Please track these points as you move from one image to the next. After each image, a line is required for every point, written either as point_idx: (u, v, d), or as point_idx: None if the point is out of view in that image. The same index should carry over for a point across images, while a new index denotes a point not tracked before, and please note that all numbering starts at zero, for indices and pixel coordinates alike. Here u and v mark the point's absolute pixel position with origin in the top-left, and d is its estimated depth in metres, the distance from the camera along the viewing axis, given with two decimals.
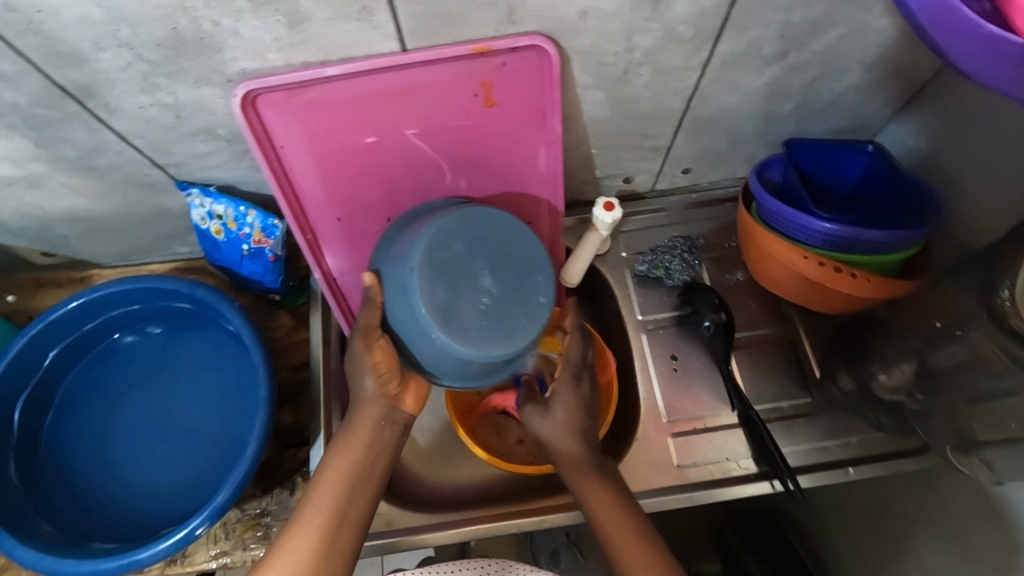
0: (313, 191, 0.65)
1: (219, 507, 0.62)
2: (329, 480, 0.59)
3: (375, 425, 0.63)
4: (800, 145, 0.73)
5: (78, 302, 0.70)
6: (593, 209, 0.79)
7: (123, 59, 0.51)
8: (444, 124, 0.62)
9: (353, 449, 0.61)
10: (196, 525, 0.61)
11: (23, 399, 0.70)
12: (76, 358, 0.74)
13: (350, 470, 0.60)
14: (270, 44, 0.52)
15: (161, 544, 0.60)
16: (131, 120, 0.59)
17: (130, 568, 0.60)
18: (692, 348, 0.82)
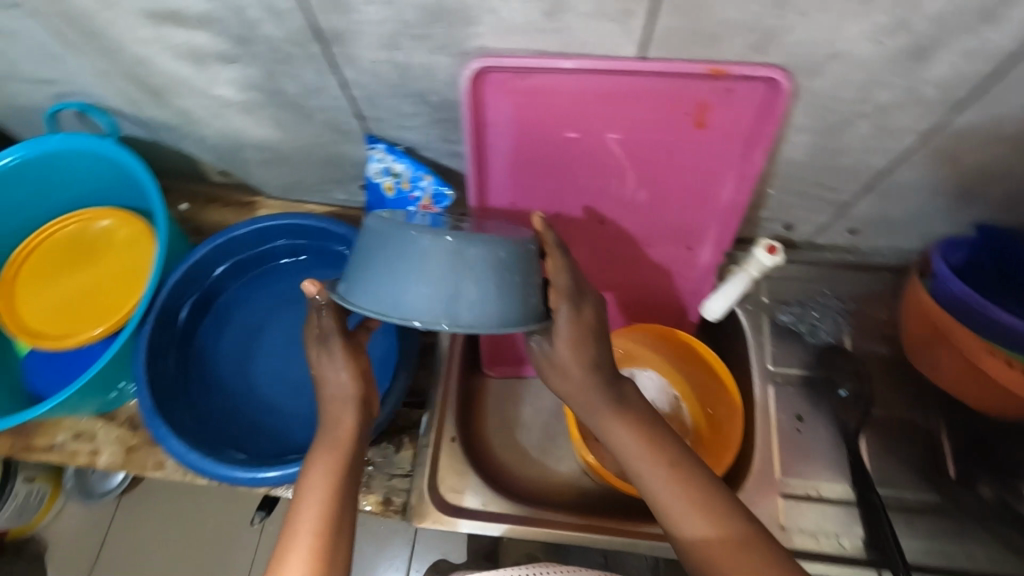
0: (499, 172, 0.67)
1: None
2: (314, 483, 0.53)
3: (353, 423, 0.57)
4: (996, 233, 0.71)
5: (256, 225, 0.75)
6: (753, 248, 0.75)
7: (382, 15, 0.54)
8: (647, 135, 0.62)
9: (334, 448, 0.55)
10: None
11: (190, 300, 0.76)
12: (238, 274, 0.80)
13: (338, 476, 0.53)
14: (521, 28, 0.53)
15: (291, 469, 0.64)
16: (361, 71, 0.62)
17: (261, 483, 0.64)
18: (820, 413, 0.79)
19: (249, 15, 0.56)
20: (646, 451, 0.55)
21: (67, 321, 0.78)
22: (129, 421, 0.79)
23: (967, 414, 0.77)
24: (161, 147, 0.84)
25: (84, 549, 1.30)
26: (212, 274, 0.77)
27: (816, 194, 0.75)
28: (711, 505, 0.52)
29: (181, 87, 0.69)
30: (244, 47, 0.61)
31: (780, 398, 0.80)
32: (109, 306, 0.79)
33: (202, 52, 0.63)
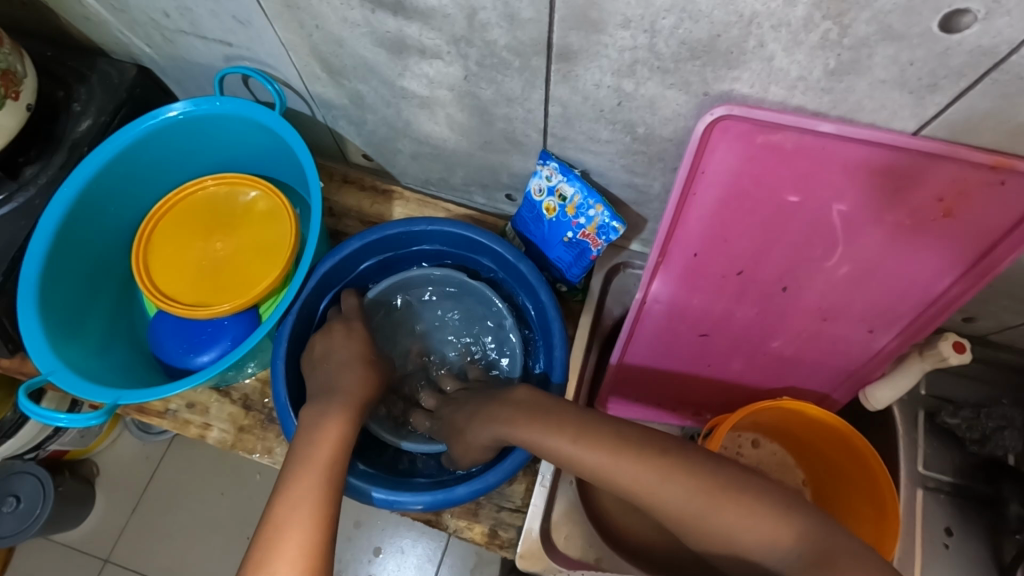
0: (694, 221, 0.61)
1: (488, 485, 0.64)
2: (304, 497, 0.53)
3: (336, 438, 0.59)
4: None
5: (410, 228, 0.74)
6: (939, 339, 0.63)
7: (632, 42, 0.48)
8: (880, 214, 0.56)
9: (319, 461, 0.56)
10: (463, 489, 0.63)
11: (335, 290, 0.77)
12: (383, 270, 0.80)
13: (319, 493, 0.54)
14: (791, 80, 0.47)
15: (422, 496, 0.63)
16: (574, 91, 0.56)
17: (395, 507, 0.63)
18: (970, 527, 0.71)
19: (481, 17, 0.51)
20: (644, 464, 0.51)
21: (200, 289, 0.76)
22: (242, 400, 0.77)
23: None
24: (313, 122, 0.80)
25: (133, 481, 1.30)
26: (358, 269, 0.77)
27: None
28: (735, 494, 0.49)
29: (364, 72, 0.65)
30: (455, 45, 0.56)
31: (928, 504, 0.71)
32: (242, 279, 0.76)
33: (405, 44, 0.58)
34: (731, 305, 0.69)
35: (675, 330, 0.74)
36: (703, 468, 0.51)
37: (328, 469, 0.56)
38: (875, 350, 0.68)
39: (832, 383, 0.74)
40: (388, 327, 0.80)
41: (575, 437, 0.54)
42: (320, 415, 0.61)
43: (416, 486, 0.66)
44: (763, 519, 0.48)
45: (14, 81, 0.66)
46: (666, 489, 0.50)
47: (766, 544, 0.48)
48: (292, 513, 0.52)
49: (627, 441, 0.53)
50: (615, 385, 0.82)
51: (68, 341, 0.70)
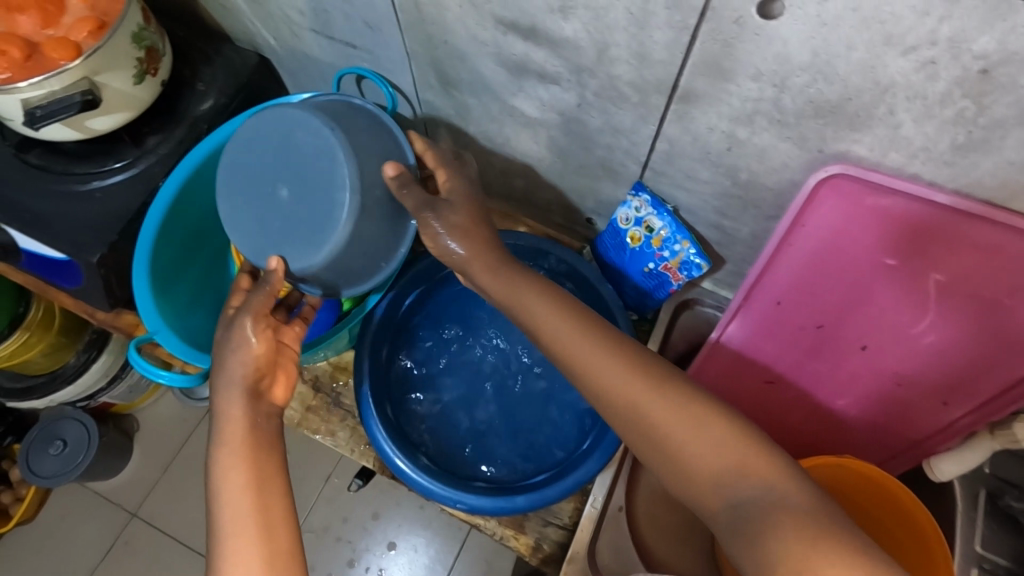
0: (783, 268, 0.63)
1: (548, 498, 0.66)
2: (232, 497, 0.50)
3: (248, 416, 0.54)
4: None
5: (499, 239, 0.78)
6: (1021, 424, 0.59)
7: (759, 94, 0.50)
8: (979, 292, 0.56)
9: (239, 445, 0.52)
10: (521, 498, 0.65)
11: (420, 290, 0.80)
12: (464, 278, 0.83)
13: (250, 468, 0.51)
14: (914, 149, 0.48)
15: (484, 498, 0.66)
16: (685, 131, 0.58)
17: (453, 501, 0.66)
18: None
19: (611, 52, 0.53)
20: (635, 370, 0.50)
21: None
22: (312, 380, 0.80)
23: None
24: (413, 127, 0.84)
25: (169, 442, 1.35)
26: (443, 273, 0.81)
27: None
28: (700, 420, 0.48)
29: (478, 87, 0.68)
30: (576, 75, 0.58)
31: None
32: None
33: (526, 68, 0.61)
34: (804, 356, 0.70)
35: (744, 375, 0.75)
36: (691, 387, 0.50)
37: (246, 440, 0.53)
38: (945, 424, 0.67)
39: (893, 452, 0.74)
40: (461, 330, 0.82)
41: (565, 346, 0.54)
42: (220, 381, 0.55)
43: (474, 485, 0.69)
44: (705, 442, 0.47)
45: (155, 58, 0.71)
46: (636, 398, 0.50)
47: (710, 462, 0.46)
48: (228, 520, 0.49)
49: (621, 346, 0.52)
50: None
51: (168, 299, 0.75)
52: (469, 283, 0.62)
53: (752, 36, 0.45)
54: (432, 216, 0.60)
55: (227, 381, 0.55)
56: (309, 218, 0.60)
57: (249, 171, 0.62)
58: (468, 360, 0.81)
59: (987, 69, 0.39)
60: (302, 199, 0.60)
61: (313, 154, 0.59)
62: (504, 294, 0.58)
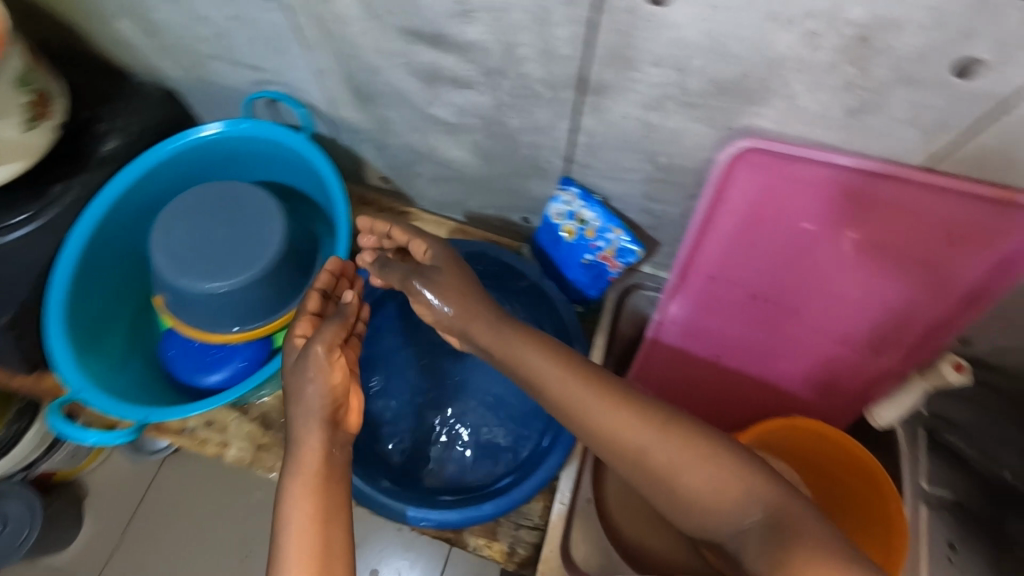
0: (712, 245, 0.64)
1: (516, 501, 0.67)
2: (296, 516, 0.48)
3: (324, 449, 0.52)
4: None
5: None
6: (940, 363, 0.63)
7: (664, 79, 0.51)
8: (891, 244, 0.59)
9: (310, 481, 0.50)
10: (489, 507, 0.65)
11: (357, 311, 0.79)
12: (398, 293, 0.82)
13: (315, 512, 0.49)
14: (812, 116, 0.50)
15: (450, 512, 0.65)
16: (601, 122, 0.59)
17: (418, 520, 0.64)
18: (976, 547, 0.72)
19: (518, 51, 0.54)
20: (605, 402, 0.50)
21: None
22: (260, 417, 0.77)
23: None
24: (336, 146, 0.82)
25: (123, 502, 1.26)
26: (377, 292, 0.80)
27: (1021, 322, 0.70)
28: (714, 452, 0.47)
29: (395, 99, 0.67)
30: (488, 77, 0.58)
31: (933, 521, 0.73)
32: None
33: (439, 75, 0.61)
34: (745, 327, 0.72)
35: (691, 351, 0.76)
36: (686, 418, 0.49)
37: (315, 486, 0.50)
38: (880, 372, 0.71)
39: (838, 406, 0.77)
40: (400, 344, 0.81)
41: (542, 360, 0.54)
42: (294, 397, 0.53)
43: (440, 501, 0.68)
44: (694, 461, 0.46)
45: (44, 101, 0.66)
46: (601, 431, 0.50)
47: (704, 485, 0.46)
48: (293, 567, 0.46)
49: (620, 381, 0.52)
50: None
51: (90, 353, 0.71)
52: (472, 347, 0.61)
53: (648, 23, 0.46)
54: (422, 284, 0.60)
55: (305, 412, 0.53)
56: (228, 263, 0.69)
57: (184, 225, 0.71)
58: (411, 375, 0.80)
59: (862, 36, 0.42)
60: (230, 246, 0.70)
61: (232, 205, 0.72)
62: (498, 350, 0.56)
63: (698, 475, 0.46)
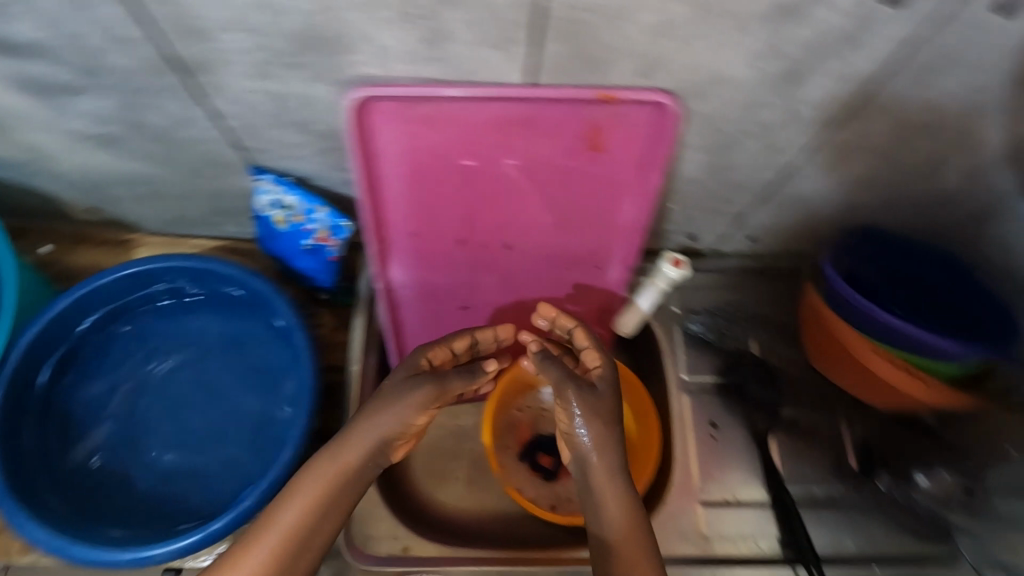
0: (395, 203, 0.63)
1: (248, 512, 0.60)
2: (287, 514, 0.56)
3: (359, 463, 0.58)
4: (871, 236, 0.75)
5: (127, 272, 0.67)
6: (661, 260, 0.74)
7: (248, 43, 0.49)
8: (548, 160, 0.61)
9: (325, 487, 0.57)
10: (218, 527, 0.59)
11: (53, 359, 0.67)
12: (111, 320, 0.71)
13: (314, 506, 0.56)
14: (403, 55, 0.50)
15: (178, 543, 0.58)
16: (232, 101, 0.57)
17: (143, 564, 0.58)
18: (732, 419, 0.81)
19: (93, 42, 0.50)
20: (390, 402, 0.60)
21: None
22: None
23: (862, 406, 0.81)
24: (11, 185, 0.74)
25: None
26: (77, 328, 0.68)
27: (715, 207, 0.76)
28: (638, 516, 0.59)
29: (25, 120, 0.61)
30: (90, 76, 0.54)
31: (692, 405, 0.81)
32: None
33: (43, 82, 0.55)
34: (471, 273, 0.72)
35: (433, 309, 0.76)
36: (611, 442, 0.61)
37: (332, 497, 0.57)
38: (606, 282, 0.76)
39: (590, 323, 0.81)
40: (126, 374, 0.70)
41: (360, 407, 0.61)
42: (367, 415, 0.60)
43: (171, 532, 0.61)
44: (629, 514, 0.59)
45: None
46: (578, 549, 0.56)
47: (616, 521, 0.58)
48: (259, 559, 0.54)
49: (420, 402, 0.60)
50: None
51: None
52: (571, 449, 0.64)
53: None
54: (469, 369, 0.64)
55: (363, 429, 0.59)
56: None
57: None
58: (141, 404, 0.69)
59: None
60: None
61: None
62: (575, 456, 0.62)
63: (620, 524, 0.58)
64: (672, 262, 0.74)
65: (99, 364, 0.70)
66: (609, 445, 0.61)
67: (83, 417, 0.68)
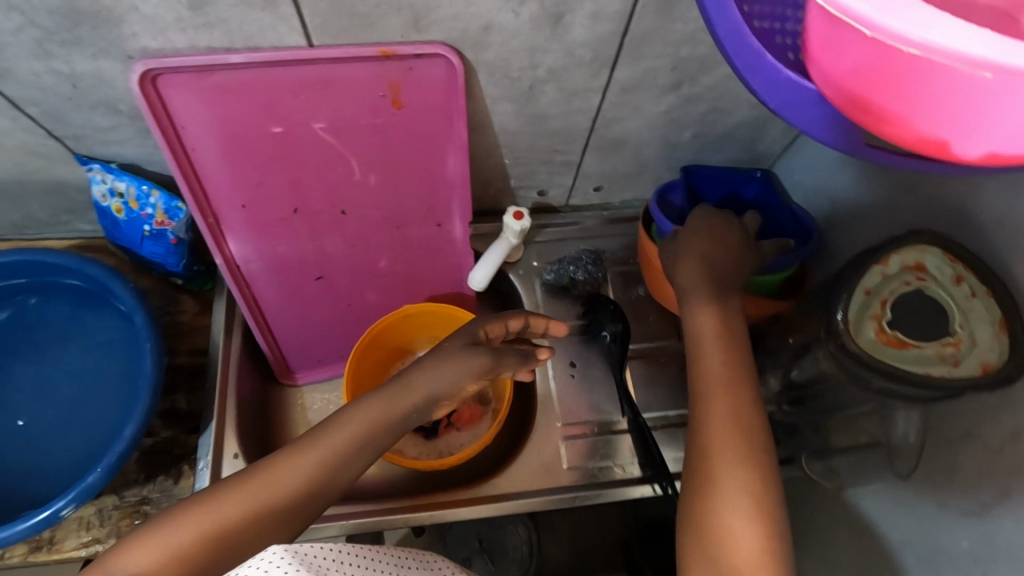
0: (216, 174, 0.66)
1: (89, 488, 0.61)
2: (276, 477, 0.51)
3: (380, 422, 0.56)
4: (697, 172, 0.80)
5: None
6: (504, 217, 0.81)
7: (13, 23, 0.50)
8: (355, 121, 0.65)
9: (327, 456, 0.52)
10: (60, 507, 0.59)
11: None
12: None
13: (304, 472, 0.52)
14: (175, 24, 0.52)
15: (18, 526, 0.59)
16: (26, 86, 0.58)
17: None
18: (592, 356, 0.86)
19: None
20: (433, 366, 0.59)
21: None
22: None
23: None
24: None
25: None
26: None
27: (550, 159, 0.80)
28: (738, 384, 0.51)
29: None
30: None
31: (554, 348, 0.86)
32: None
33: None
34: (314, 241, 0.75)
35: (287, 282, 0.78)
36: (734, 282, 0.57)
37: (331, 462, 0.52)
38: (452, 238, 0.79)
39: (448, 280, 0.85)
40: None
41: (432, 361, 0.60)
42: (434, 364, 0.59)
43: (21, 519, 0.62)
44: (724, 325, 0.54)
45: None
46: (715, 362, 0.52)
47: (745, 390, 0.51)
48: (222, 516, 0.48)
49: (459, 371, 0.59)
50: (291, 357, 0.86)
51: None
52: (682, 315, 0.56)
53: None
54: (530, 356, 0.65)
55: (429, 376, 0.59)
56: None
57: None
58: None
59: None
60: None
61: None
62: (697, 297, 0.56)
63: (741, 406, 0.50)
64: (513, 217, 0.81)
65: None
66: (727, 246, 0.58)
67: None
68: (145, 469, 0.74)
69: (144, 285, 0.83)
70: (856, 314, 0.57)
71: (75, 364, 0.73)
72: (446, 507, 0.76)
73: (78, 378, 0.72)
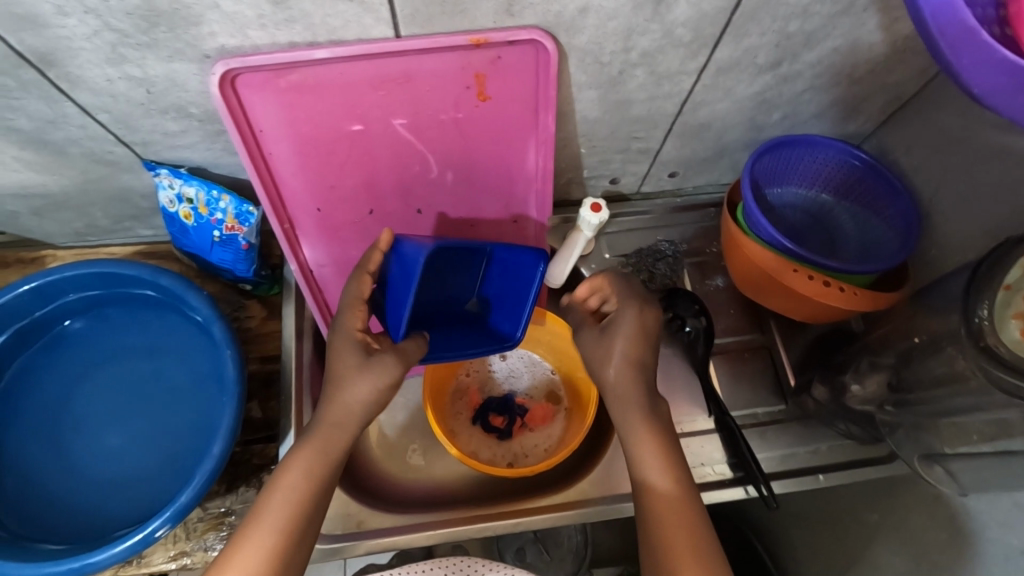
0: (292, 178, 0.63)
1: (182, 507, 0.60)
2: (256, 543, 0.51)
3: (323, 451, 0.57)
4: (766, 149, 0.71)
5: (29, 287, 0.67)
6: (580, 209, 0.75)
7: (88, 26, 0.47)
8: (436, 116, 0.61)
9: (292, 501, 0.53)
10: (156, 527, 0.58)
11: None
12: (30, 341, 0.72)
13: (286, 518, 0.52)
14: (255, 20, 0.48)
15: (116, 547, 0.58)
16: (96, 93, 0.55)
17: (84, 572, 0.58)
18: (673, 352, 0.82)
19: None
20: (339, 378, 0.59)
21: None
22: None
23: (799, 326, 0.82)
24: None
25: None
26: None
27: (626, 147, 0.75)
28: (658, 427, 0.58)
29: None
30: None
31: None
32: None
33: None
34: None
35: None
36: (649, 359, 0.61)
37: (298, 503, 0.53)
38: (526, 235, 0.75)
39: None
40: (51, 393, 0.71)
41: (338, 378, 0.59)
42: (339, 396, 0.59)
43: (114, 539, 0.61)
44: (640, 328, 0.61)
45: None
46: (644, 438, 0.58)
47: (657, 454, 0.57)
48: None
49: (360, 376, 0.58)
50: None
51: None
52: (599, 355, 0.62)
53: None
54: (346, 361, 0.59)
55: (338, 410, 0.58)
56: None
57: None
58: (69, 420, 0.70)
59: None
60: None
61: None
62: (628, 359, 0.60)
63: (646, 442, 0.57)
64: (591, 209, 0.75)
65: (30, 381, 0.71)
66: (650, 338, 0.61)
67: (20, 437, 0.68)
68: (225, 481, 0.73)
69: (209, 291, 0.81)
70: (998, 313, 0.50)
71: (154, 377, 0.72)
72: (530, 514, 0.73)
73: (157, 391, 0.71)
